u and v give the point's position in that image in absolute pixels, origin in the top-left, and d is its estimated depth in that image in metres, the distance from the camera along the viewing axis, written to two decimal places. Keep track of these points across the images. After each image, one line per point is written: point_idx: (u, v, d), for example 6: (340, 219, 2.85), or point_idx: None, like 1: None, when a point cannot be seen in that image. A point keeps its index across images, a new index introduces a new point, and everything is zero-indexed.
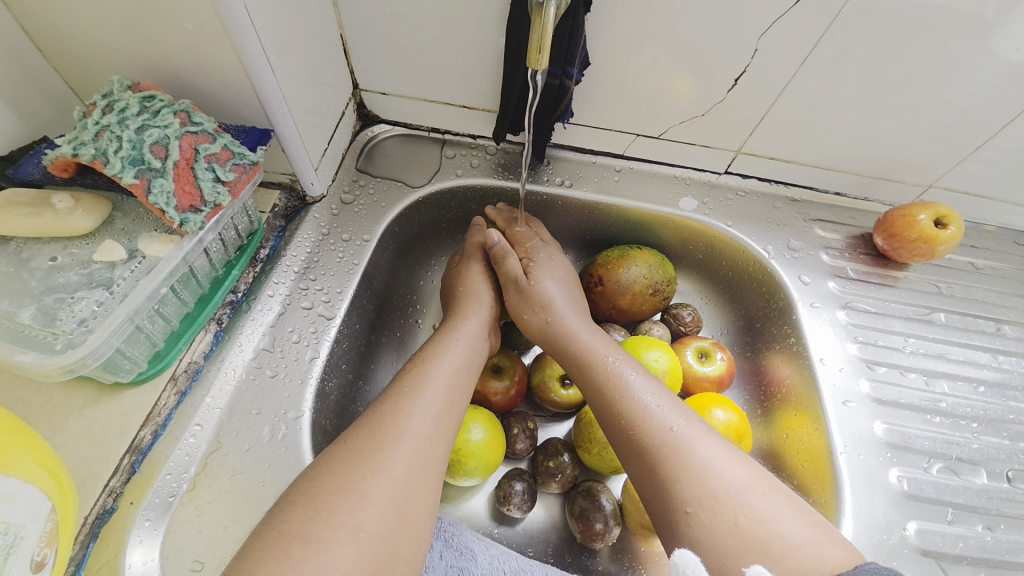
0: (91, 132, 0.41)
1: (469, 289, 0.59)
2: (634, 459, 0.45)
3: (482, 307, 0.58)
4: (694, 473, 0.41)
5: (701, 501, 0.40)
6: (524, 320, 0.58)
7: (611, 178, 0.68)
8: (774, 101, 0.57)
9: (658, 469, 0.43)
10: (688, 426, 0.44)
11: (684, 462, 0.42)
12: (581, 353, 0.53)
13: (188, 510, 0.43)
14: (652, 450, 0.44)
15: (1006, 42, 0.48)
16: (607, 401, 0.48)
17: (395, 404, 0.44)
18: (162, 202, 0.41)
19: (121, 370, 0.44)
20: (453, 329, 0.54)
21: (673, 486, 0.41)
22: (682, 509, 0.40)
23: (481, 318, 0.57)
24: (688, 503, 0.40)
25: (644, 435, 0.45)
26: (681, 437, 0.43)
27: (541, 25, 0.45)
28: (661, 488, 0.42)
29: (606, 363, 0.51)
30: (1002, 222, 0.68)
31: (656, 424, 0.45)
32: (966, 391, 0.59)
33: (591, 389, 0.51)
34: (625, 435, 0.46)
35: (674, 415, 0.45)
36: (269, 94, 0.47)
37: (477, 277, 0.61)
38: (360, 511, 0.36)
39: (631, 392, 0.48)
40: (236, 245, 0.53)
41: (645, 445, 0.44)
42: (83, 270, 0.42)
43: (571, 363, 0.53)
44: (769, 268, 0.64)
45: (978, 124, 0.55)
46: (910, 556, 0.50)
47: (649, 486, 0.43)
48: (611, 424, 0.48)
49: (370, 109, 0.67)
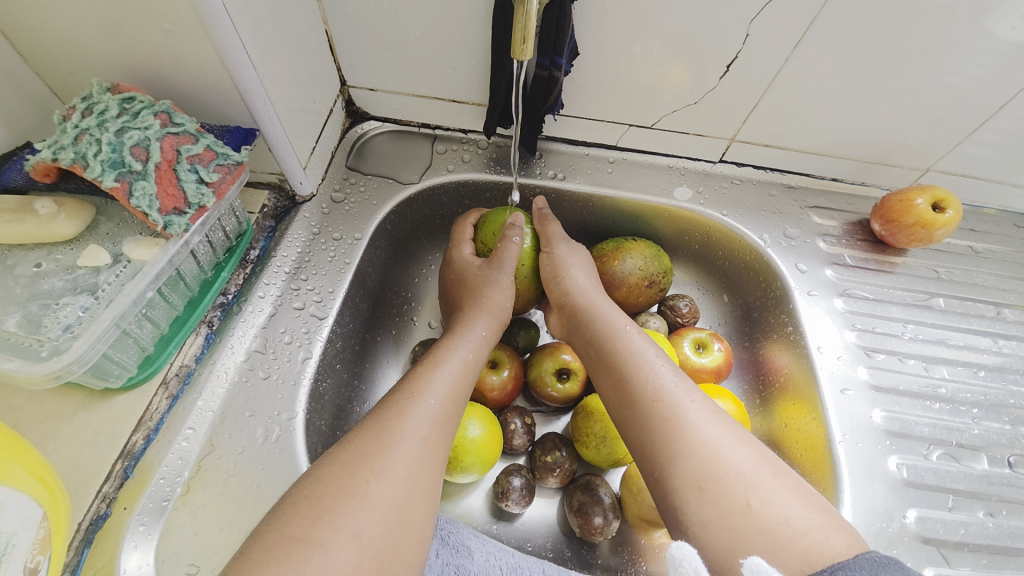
0: (70, 136, 0.40)
1: (491, 303, 0.56)
2: (645, 433, 0.44)
3: (495, 314, 0.56)
4: (706, 451, 0.41)
5: (715, 479, 0.39)
6: (554, 283, 0.59)
7: (604, 169, 0.67)
8: (767, 87, 0.56)
9: (672, 443, 0.42)
10: (703, 407, 0.44)
11: (696, 438, 0.41)
12: (604, 325, 0.53)
13: (182, 514, 0.43)
14: (667, 424, 0.43)
15: (1005, 22, 0.47)
16: (625, 372, 0.48)
17: (399, 404, 0.43)
18: (145, 205, 0.41)
19: (110, 376, 0.44)
20: (461, 327, 0.54)
21: (684, 465, 0.41)
22: (693, 485, 0.40)
23: (493, 329, 0.55)
24: (701, 480, 0.39)
25: (660, 406, 0.44)
26: (696, 412, 0.43)
27: (525, 15, 0.44)
28: (676, 463, 0.41)
29: (628, 336, 0.51)
30: (1001, 204, 0.67)
31: (674, 399, 0.44)
32: (966, 376, 0.59)
33: (607, 360, 0.50)
34: (640, 405, 0.45)
35: (690, 394, 0.45)
36: (252, 93, 0.47)
37: (500, 287, 0.57)
38: (361, 512, 0.36)
39: (648, 367, 0.48)
40: (224, 247, 0.53)
41: (660, 417, 0.44)
42: (67, 276, 0.42)
43: (590, 334, 0.54)
44: (765, 257, 0.64)
45: (976, 106, 0.54)
46: (910, 544, 0.49)
47: (660, 462, 0.42)
48: (624, 395, 0.47)
49: (358, 105, 0.66)
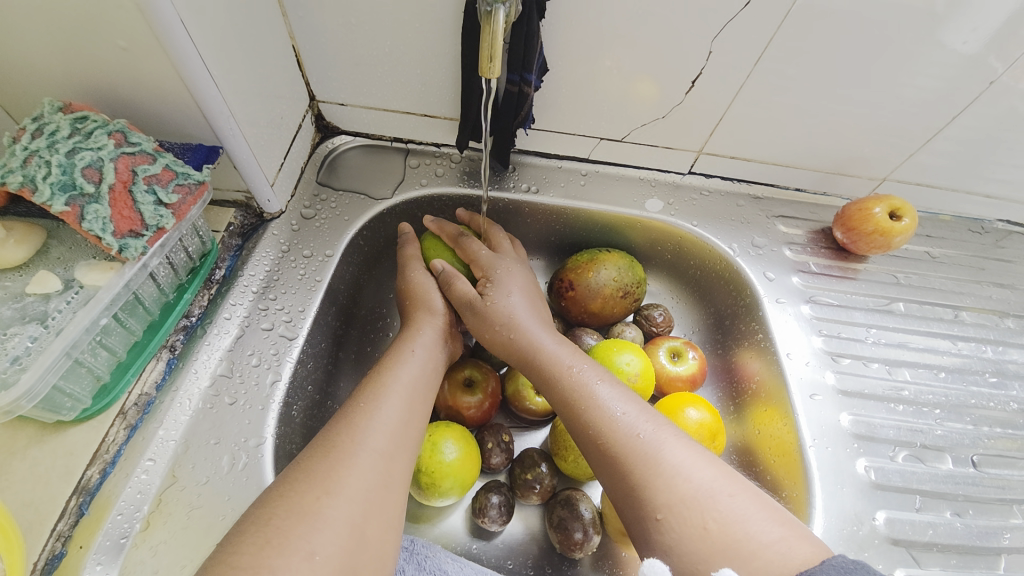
0: (19, 159, 0.39)
1: (421, 300, 0.57)
2: (607, 471, 0.44)
3: (432, 313, 0.56)
4: (663, 479, 0.41)
5: (671, 507, 0.39)
6: (487, 336, 0.56)
7: (577, 182, 0.68)
8: (731, 101, 0.57)
9: (629, 476, 0.42)
10: (655, 431, 0.44)
11: (652, 468, 0.42)
12: (549, 365, 0.51)
13: (142, 550, 0.41)
14: (622, 457, 0.43)
15: (955, 35, 0.49)
16: (575, 409, 0.48)
17: (349, 420, 0.43)
18: (98, 228, 0.39)
19: (63, 409, 0.42)
20: (409, 332, 0.54)
21: (645, 496, 0.41)
22: (653, 516, 0.40)
23: (436, 329, 0.55)
24: (659, 510, 0.40)
25: (612, 447, 0.44)
26: (647, 443, 0.43)
27: (491, 34, 0.44)
28: (634, 497, 0.42)
29: (574, 368, 0.50)
30: (956, 211, 0.70)
31: (624, 435, 0.44)
32: (928, 377, 0.61)
33: (558, 397, 0.50)
34: (594, 442, 0.46)
35: (641, 423, 0.45)
36: (214, 111, 0.46)
37: (430, 287, 0.58)
38: (316, 534, 0.35)
39: (598, 404, 0.47)
40: (187, 268, 0.51)
41: (614, 456, 0.44)
42: (16, 304, 0.40)
43: (538, 373, 0.52)
44: (734, 266, 0.65)
45: (927, 117, 0.57)
46: (881, 547, 0.50)
47: (624, 494, 0.43)
48: (580, 430, 0.47)
49: (329, 120, 0.65)
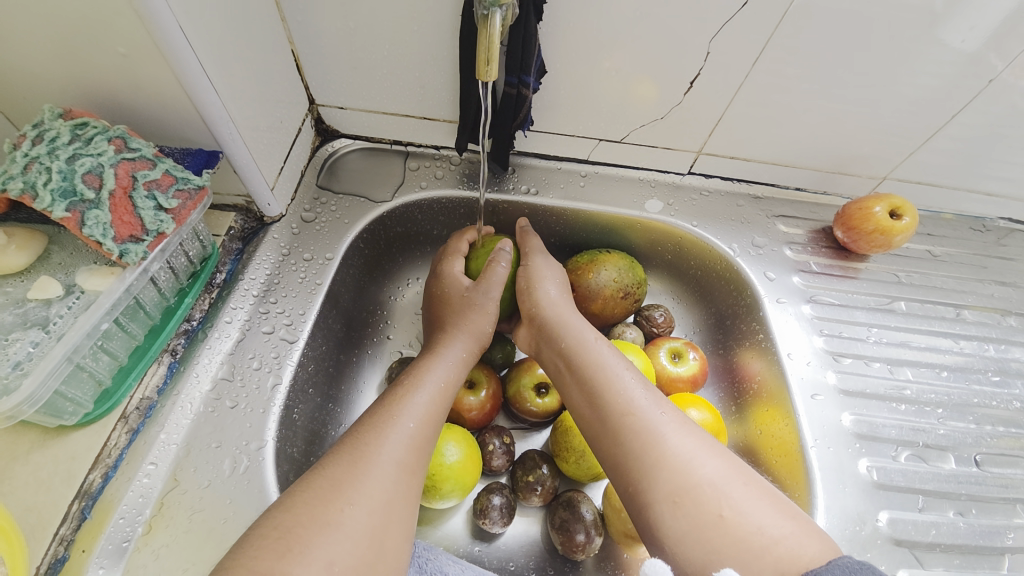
0: (20, 166, 0.39)
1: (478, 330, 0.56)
2: (621, 449, 0.44)
3: (478, 317, 0.56)
4: (680, 462, 0.41)
5: (689, 490, 0.39)
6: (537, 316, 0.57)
7: (577, 183, 0.68)
8: (729, 101, 0.57)
9: (645, 458, 0.42)
10: (673, 419, 0.45)
11: (671, 449, 0.42)
12: (575, 345, 0.52)
13: (144, 554, 0.41)
14: (639, 438, 0.43)
15: (953, 33, 0.49)
16: (595, 387, 0.48)
17: (377, 427, 0.43)
18: (98, 233, 0.40)
19: (64, 414, 0.42)
20: (440, 347, 0.54)
21: (660, 477, 0.41)
22: (667, 498, 0.40)
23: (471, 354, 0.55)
24: (675, 492, 0.40)
25: (632, 424, 0.44)
26: (665, 427, 0.44)
27: (487, 37, 0.44)
28: (647, 480, 0.41)
29: (597, 352, 0.51)
30: (957, 210, 0.70)
31: (644, 414, 0.45)
32: (930, 377, 0.61)
33: (578, 378, 0.50)
34: (612, 423, 0.46)
35: (660, 407, 0.46)
36: (213, 116, 0.46)
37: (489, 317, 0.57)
38: (333, 543, 0.35)
39: (620, 384, 0.47)
40: (188, 272, 0.51)
41: (633, 434, 0.44)
42: (17, 310, 0.41)
43: (561, 353, 0.53)
44: (735, 266, 0.65)
45: (925, 116, 0.57)
46: (883, 548, 0.50)
47: (636, 476, 0.42)
48: (597, 412, 0.47)
49: (328, 123, 0.65)
